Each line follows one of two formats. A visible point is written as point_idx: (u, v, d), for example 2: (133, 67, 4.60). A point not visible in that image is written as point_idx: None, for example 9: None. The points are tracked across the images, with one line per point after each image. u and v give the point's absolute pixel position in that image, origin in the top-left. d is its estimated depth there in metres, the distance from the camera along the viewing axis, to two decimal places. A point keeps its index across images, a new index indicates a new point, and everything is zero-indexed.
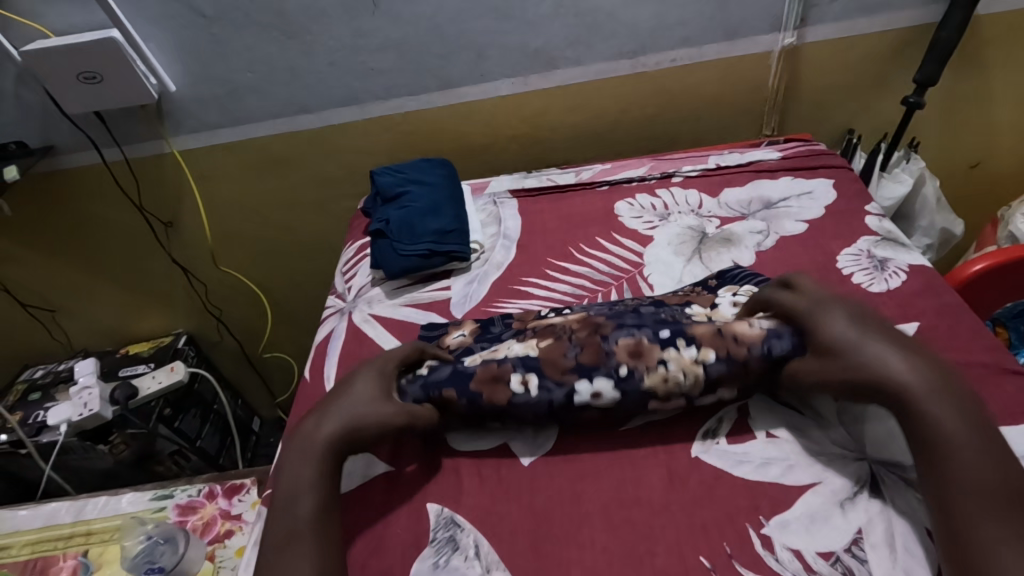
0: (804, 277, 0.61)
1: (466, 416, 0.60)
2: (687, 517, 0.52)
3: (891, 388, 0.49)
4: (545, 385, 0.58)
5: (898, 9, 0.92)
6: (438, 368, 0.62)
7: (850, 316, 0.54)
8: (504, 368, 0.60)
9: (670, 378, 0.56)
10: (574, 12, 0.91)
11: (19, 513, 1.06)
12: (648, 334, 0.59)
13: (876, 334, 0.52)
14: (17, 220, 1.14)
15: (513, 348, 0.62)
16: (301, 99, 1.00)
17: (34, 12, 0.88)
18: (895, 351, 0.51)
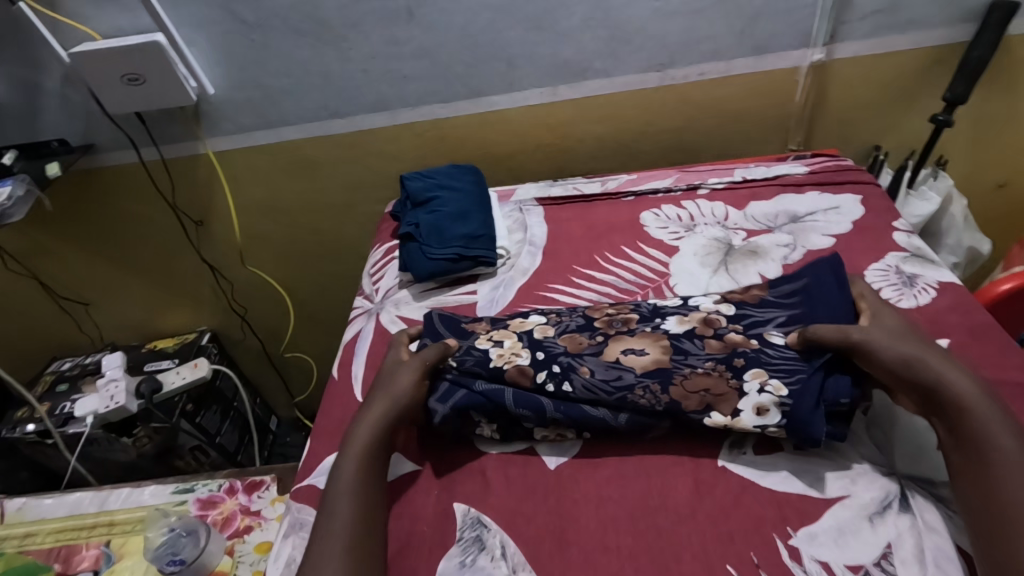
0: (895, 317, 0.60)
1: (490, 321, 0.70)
2: (715, 524, 0.52)
3: (923, 382, 0.52)
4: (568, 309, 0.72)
5: (930, 27, 0.92)
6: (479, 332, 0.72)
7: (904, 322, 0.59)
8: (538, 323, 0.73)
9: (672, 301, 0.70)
10: (605, 25, 0.92)
11: (44, 501, 1.08)
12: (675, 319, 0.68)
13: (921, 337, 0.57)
14: (55, 214, 1.17)
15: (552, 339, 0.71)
16: (334, 104, 1.03)
17: (81, 15, 0.91)
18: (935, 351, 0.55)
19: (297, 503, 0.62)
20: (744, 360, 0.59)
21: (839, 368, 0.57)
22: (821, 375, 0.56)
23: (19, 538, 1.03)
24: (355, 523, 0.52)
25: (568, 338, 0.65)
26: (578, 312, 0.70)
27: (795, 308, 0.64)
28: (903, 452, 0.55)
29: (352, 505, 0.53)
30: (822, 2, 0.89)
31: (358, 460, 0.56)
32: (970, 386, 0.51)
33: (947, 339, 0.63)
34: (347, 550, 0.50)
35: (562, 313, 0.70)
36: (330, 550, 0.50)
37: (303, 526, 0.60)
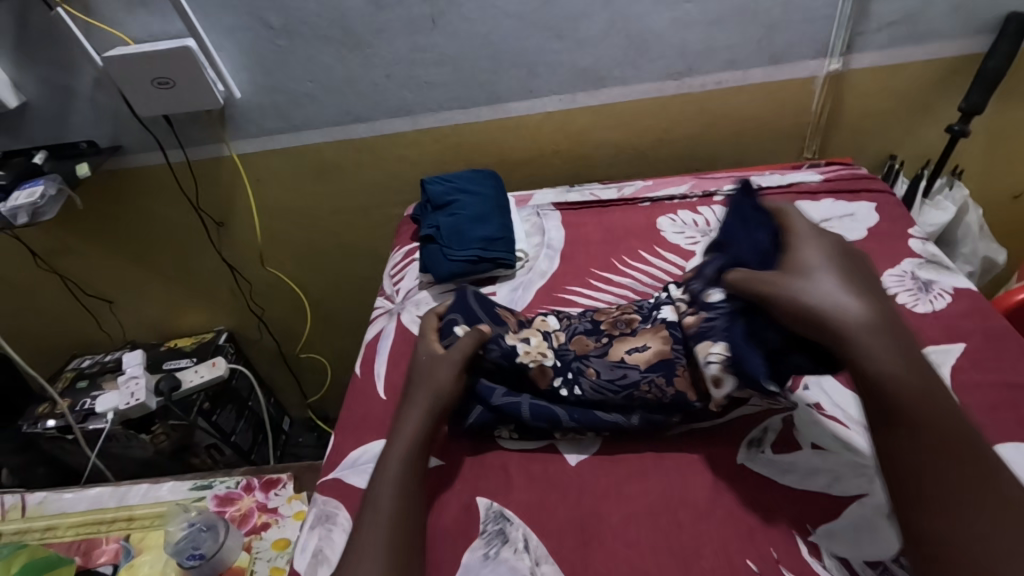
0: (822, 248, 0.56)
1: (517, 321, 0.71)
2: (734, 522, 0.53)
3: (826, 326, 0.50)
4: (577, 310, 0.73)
5: (945, 38, 0.93)
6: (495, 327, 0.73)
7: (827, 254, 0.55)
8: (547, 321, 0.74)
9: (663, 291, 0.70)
10: (624, 34, 0.94)
11: (64, 496, 1.10)
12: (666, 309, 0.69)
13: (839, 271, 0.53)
14: (82, 213, 1.20)
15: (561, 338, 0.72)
16: (356, 109, 1.05)
17: (115, 21, 0.94)
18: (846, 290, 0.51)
19: (323, 496, 0.64)
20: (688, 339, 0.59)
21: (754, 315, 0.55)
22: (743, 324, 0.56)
23: (41, 530, 1.04)
24: (395, 517, 0.53)
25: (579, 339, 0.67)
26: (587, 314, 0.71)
27: (721, 260, 0.63)
28: None
29: (379, 496, 0.55)
30: (839, 13, 0.91)
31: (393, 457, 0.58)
32: (871, 327, 0.49)
33: (963, 343, 0.64)
34: (387, 543, 0.51)
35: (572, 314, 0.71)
36: (372, 543, 0.51)
37: (329, 519, 0.61)
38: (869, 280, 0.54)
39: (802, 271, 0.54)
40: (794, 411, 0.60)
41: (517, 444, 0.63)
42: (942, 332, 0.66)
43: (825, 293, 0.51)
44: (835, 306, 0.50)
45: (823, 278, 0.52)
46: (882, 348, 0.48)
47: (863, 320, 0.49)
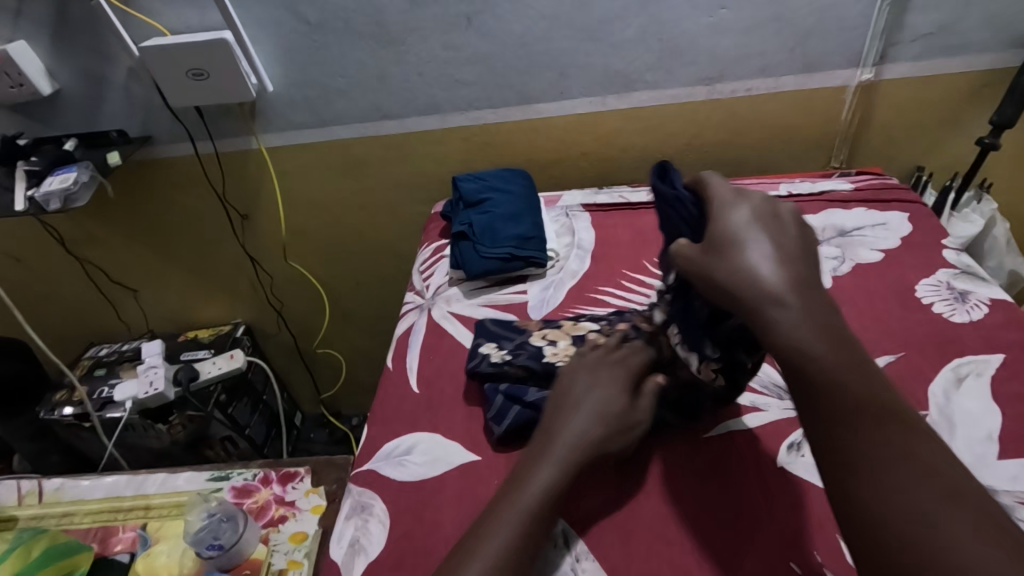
0: (744, 210, 0.52)
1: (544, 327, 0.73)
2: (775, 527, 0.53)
3: (750, 299, 0.47)
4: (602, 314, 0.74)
5: (978, 51, 0.94)
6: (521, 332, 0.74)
7: (751, 214, 0.52)
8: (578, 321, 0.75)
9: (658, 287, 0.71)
10: (658, 38, 0.94)
11: (82, 483, 1.07)
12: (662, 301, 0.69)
13: (767, 234, 0.50)
14: (110, 203, 1.21)
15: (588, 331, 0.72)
16: (386, 106, 1.05)
17: (153, 12, 0.95)
18: (769, 257, 0.49)
19: (358, 488, 0.64)
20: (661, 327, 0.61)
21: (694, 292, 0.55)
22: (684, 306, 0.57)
23: (57, 516, 1.03)
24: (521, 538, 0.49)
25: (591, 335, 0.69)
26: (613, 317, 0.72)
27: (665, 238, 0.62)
28: (964, 459, 0.56)
29: None
30: (874, 24, 0.91)
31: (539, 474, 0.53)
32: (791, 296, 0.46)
33: (1003, 354, 0.64)
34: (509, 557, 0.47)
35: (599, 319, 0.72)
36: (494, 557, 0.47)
37: (365, 509, 0.62)
38: (797, 243, 0.50)
39: (720, 244, 0.51)
40: None
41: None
42: (981, 342, 0.66)
43: (738, 267, 0.49)
44: (754, 274, 0.48)
45: (743, 248, 0.49)
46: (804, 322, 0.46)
47: (776, 291, 0.47)
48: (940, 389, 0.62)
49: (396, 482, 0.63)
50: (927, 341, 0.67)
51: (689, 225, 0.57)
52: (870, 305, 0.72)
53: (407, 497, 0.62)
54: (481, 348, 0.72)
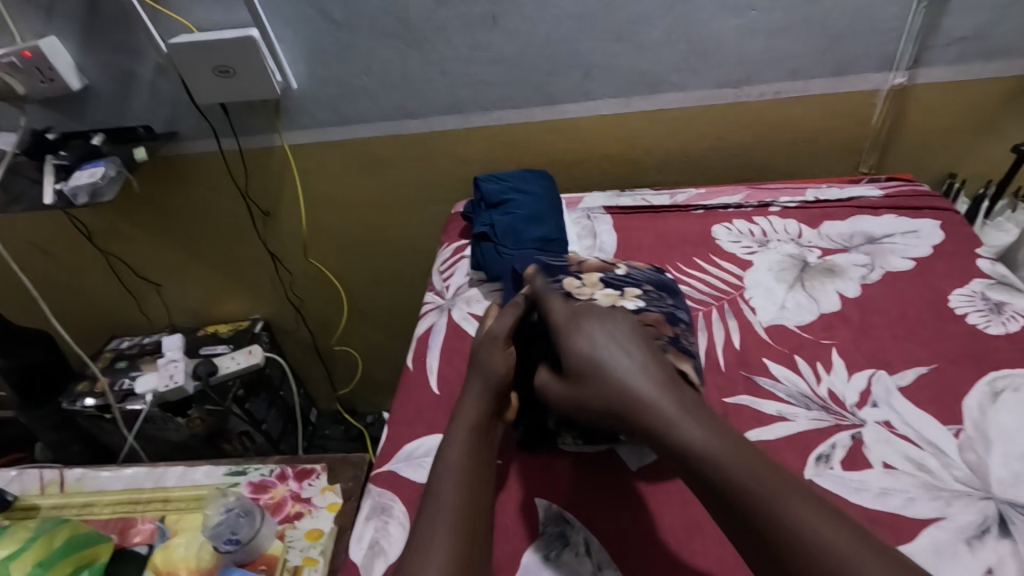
0: (589, 323, 0.59)
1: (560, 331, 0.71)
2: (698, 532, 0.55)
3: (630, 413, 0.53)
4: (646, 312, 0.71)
5: (1015, 56, 0.91)
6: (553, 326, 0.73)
7: (596, 330, 0.58)
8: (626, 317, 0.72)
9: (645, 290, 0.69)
10: (686, 40, 0.93)
11: (102, 474, 1.08)
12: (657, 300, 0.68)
13: (620, 347, 0.56)
14: (135, 197, 1.22)
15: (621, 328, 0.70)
16: (409, 105, 1.05)
17: (183, 9, 0.95)
18: (633, 369, 0.54)
19: (377, 488, 0.64)
20: None
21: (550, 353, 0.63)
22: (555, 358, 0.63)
23: (77, 507, 1.04)
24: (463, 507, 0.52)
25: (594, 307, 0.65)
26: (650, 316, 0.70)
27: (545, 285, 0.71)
28: (1000, 477, 0.54)
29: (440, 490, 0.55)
30: (908, 27, 0.89)
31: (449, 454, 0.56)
32: (659, 399, 0.52)
33: None
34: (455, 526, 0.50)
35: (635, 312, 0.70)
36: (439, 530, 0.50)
37: (384, 511, 0.62)
38: (641, 344, 0.57)
39: (580, 372, 0.56)
40: (863, 429, 0.59)
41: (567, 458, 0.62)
42: (1017, 355, 0.64)
43: (608, 386, 0.54)
44: (627, 392, 0.53)
45: (605, 369, 0.55)
46: (682, 419, 0.51)
47: (648, 403, 0.52)
48: (975, 403, 0.60)
49: (416, 484, 0.63)
50: (961, 353, 0.65)
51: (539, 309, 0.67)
52: (901, 314, 0.71)
53: None
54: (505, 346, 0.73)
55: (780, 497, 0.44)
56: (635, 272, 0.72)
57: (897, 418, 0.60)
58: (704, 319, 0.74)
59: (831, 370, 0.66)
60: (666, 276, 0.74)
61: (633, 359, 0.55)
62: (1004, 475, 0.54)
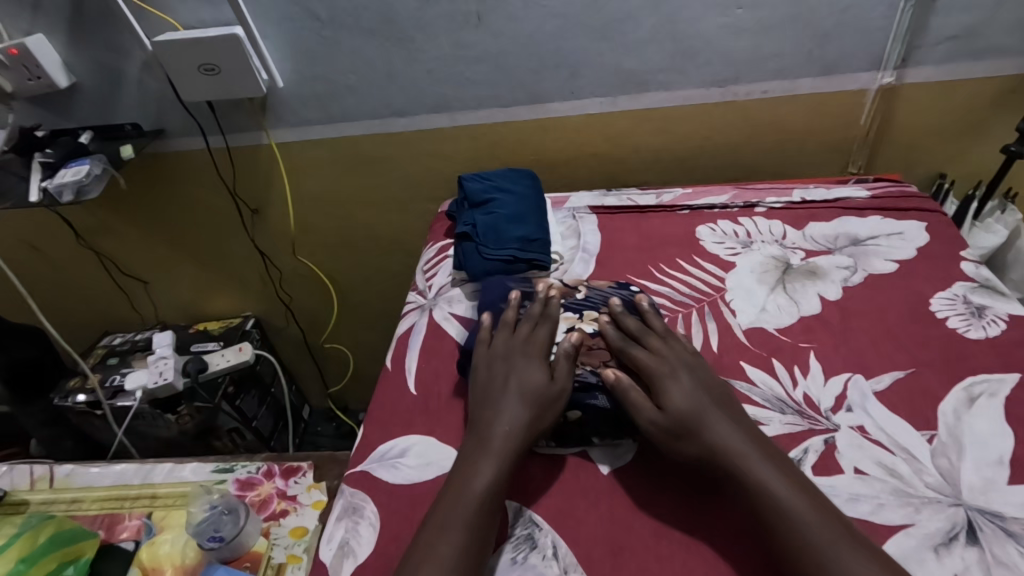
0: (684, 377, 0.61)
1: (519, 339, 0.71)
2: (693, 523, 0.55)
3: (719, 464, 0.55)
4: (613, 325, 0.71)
5: (1005, 56, 0.90)
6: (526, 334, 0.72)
7: (691, 385, 0.60)
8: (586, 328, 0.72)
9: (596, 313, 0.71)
10: (672, 38, 0.92)
11: (91, 470, 1.08)
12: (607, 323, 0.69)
13: (716, 406, 0.59)
14: (125, 194, 1.22)
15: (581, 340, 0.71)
16: (395, 103, 1.05)
17: (167, 6, 0.95)
18: (729, 424, 0.57)
19: (351, 488, 0.64)
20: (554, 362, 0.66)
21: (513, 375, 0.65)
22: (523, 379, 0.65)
23: (66, 503, 1.03)
24: (476, 532, 0.53)
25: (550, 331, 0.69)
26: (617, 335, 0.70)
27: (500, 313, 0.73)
28: (970, 483, 0.53)
29: None
30: (896, 25, 0.88)
31: (479, 472, 0.56)
32: (743, 446, 0.55)
33: (1019, 373, 0.61)
34: (460, 549, 0.51)
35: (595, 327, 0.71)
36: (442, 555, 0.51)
37: (356, 511, 0.62)
38: (725, 399, 0.60)
39: (684, 424, 0.57)
40: (837, 433, 0.59)
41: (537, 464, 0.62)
42: (996, 360, 0.63)
43: (709, 439, 0.56)
44: (723, 447, 0.55)
45: (705, 424, 0.57)
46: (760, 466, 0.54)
47: (738, 453, 0.55)
48: (950, 408, 0.59)
49: (389, 484, 0.63)
50: (940, 358, 0.64)
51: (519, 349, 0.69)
52: (881, 317, 0.70)
53: (399, 499, 0.62)
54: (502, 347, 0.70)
55: (813, 521, 0.50)
56: (591, 294, 0.74)
57: (871, 422, 0.59)
58: (683, 321, 0.74)
59: (807, 373, 0.65)
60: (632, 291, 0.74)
61: (712, 405, 0.59)
62: (975, 482, 0.53)
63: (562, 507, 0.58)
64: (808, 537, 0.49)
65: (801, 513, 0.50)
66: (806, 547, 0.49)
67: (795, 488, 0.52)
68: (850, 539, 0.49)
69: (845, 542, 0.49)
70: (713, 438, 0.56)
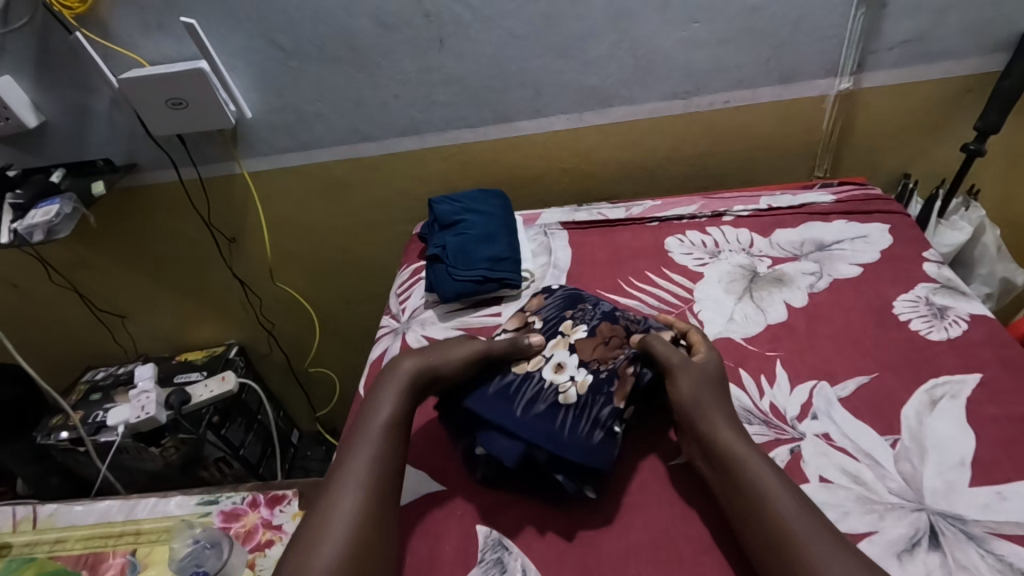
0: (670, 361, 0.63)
1: (519, 382, 0.65)
2: (673, 532, 0.56)
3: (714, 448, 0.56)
4: (589, 320, 0.71)
5: (958, 58, 0.92)
6: (509, 387, 0.64)
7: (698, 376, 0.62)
8: (559, 343, 0.69)
9: (571, 329, 0.70)
10: (632, 54, 0.94)
11: (75, 508, 1.04)
12: (583, 331, 0.69)
13: (713, 393, 0.61)
14: (99, 228, 1.22)
15: (555, 357, 0.67)
16: (364, 128, 1.06)
17: (131, 43, 0.96)
18: (721, 411, 0.59)
19: None
20: (571, 397, 0.62)
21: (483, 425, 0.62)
22: (494, 433, 0.60)
23: (49, 544, 1.01)
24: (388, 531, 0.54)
25: (557, 363, 0.66)
26: (609, 322, 0.70)
27: (490, 387, 0.64)
28: (933, 488, 0.54)
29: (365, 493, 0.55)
30: (849, 32, 0.89)
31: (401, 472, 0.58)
32: (738, 433, 0.57)
33: (980, 373, 0.62)
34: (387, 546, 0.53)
35: (581, 320, 0.71)
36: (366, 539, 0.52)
37: None
38: (716, 382, 0.62)
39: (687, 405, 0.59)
40: (803, 442, 0.59)
41: (539, 497, 0.61)
42: (957, 361, 0.64)
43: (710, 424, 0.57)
44: (718, 435, 0.56)
45: (703, 409, 0.59)
46: (751, 451, 0.55)
47: (727, 437, 0.56)
48: (913, 412, 0.60)
49: None
50: (902, 360, 0.65)
51: (484, 408, 0.62)
52: (845, 322, 0.71)
53: None
54: (521, 396, 0.63)
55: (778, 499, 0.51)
56: (545, 311, 0.74)
57: (835, 430, 0.60)
58: None
59: (774, 383, 0.66)
60: (563, 291, 0.77)
61: (712, 395, 0.60)
62: (938, 484, 0.54)
63: (520, 526, 0.59)
64: (779, 525, 0.49)
65: (779, 506, 0.50)
66: (781, 535, 0.49)
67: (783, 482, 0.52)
68: (824, 530, 0.49)
69: (820, 535, 0.48)
70: (709, 429, 0.57)
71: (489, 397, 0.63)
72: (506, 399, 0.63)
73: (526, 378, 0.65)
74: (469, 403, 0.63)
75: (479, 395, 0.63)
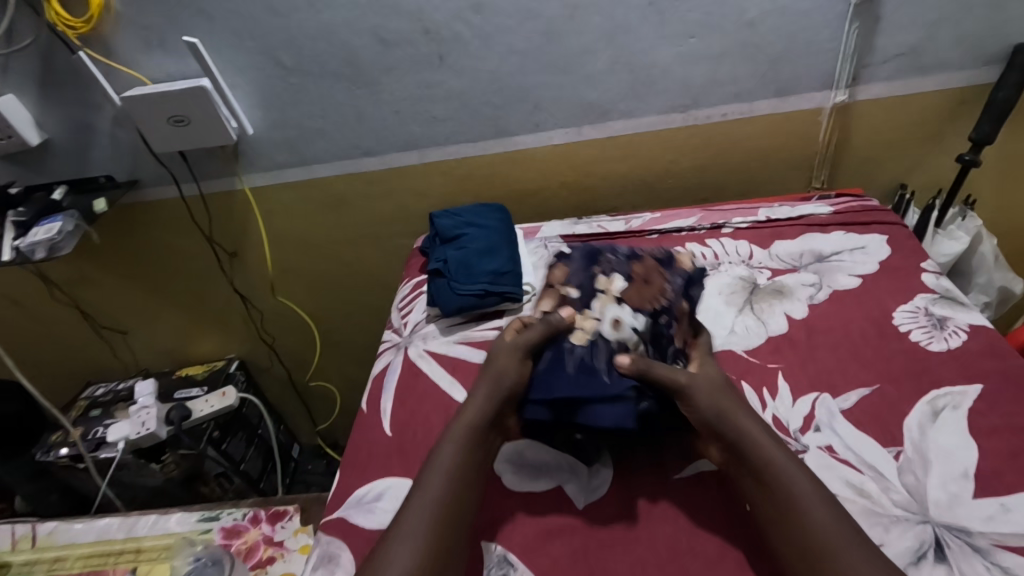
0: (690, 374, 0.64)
1: (589, 353, 0.67)
2: (683, 548, 0.57)
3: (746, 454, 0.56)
4: (618, 272, 0.75)
5: (951, 70, 0.93)
6: (584, 361, 0.66)
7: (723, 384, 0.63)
8: (603, 299, 0.72)
9: (607, 284, 0.74)
10: (629, 69, 0.95)
11: (75, 525, 1.04)
12: (618, 282, 0.73)
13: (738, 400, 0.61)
14: (101, 243, 1.22)
15: (607, 313, 0.70)
16: (365, 144, 1.07)
17: (133, 61, 0.96)
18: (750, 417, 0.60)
19: (328, 535, 0.64)
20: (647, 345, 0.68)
21: (580, 401, 0.63)
22: (602, 400, 0.62)
23: (48, 563, 1.00)
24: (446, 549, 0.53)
25: (616, 317, 0.70)
26: (639, 271, 0.75)
27: (569, 367, 0.65)
28: (937, 499, 0.54)
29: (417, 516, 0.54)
30: (844, 46, 0.91)
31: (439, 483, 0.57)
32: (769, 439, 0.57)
33: (980, 384, 0.63)
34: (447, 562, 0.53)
35: (611, 275, 0.75)
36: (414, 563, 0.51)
37: (332, 560, 0.62)
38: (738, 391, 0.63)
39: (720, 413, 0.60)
40: (806, 455, 0.60)
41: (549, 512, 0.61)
42: (958, 372, 0.64)
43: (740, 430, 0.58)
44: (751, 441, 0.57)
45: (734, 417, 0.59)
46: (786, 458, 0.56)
47: (759, 444, 0.57)
48: (915, 423, 0.60)
49: (365, 532, 0.63)
50: (903, 371, 0.65)
51: (575, 387, 0.63)
52: (846, 334, 0.71)
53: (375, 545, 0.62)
54: (602, 363, 0.65)
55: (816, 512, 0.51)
56: (572, 275, 0.76)
57: (838, 441, 0.60)
58: None
59: (776, 395, 0.66)
60: (577, 251, 0.80)
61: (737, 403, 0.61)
62: (941, 495, 0.54)
63: (525, 542, 0.59)
64: (816, 535, 0.50)
65: (819, 518, 0.51)
66: (817, 544, 0.49)
67: (815, 487, 0.53)
68: (861, 540, 0.49)
69: (858, 547, 0.49)
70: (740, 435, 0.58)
71: (575, 375, 0.65)
72: (590, 372, 0.65)
73: (595, 343, 0.67)
74: (561, 391, 0.63)
75: (566, 378, 0.64)
